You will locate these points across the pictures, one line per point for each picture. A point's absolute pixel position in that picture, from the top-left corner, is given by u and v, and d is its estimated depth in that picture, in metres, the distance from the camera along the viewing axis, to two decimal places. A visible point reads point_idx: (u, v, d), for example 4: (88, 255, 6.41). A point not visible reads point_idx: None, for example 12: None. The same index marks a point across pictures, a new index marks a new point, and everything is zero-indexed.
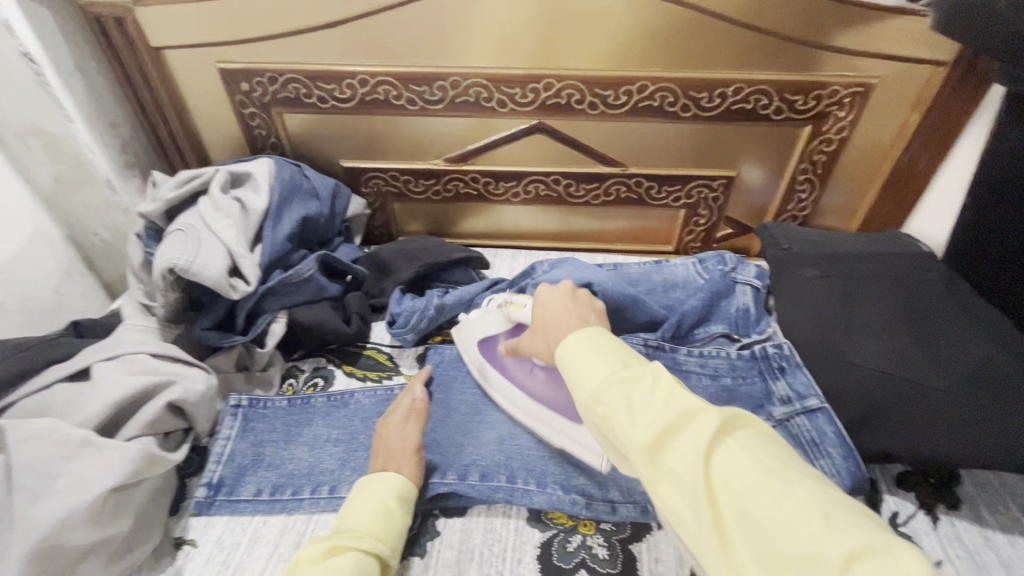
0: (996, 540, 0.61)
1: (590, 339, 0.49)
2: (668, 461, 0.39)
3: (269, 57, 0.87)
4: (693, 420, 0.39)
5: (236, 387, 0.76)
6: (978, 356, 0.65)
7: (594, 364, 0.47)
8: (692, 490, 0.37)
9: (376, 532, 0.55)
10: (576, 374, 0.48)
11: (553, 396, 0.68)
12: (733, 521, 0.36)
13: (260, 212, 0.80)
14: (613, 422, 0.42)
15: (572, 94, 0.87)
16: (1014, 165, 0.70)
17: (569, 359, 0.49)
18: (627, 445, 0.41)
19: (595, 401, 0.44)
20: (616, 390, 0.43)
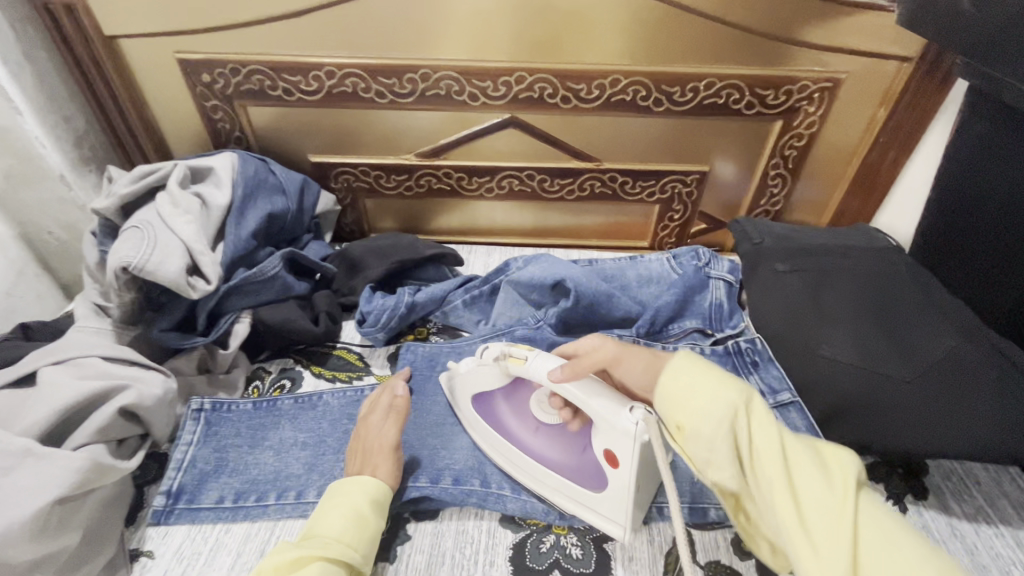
0: (961, 529, 0.62)
1: (704, 362, 0.48)
2: (810, 488, 0.40)
3: (231, 47, 0.84)
4: (828, 457, 0.43)
5: (199, 391, 0.74)
6: (943, 348, 0.66)
7: (723, 386, 0.45)
8: (840, 521, 0.39)
9: (347, 539, 0.53)
10: (695, 394, 0.45)
11: (562, 455, 0.61)
12: (873, 552, 0.38)
13: (221, 208, 0.77)
14: (761, 447, 0.42)
15: (544, 88, 0.86)
16: (976, 159, 0.72)
17: (688, 377, 0.47)
18: (772, 468, 0.41)
19: (736, 411, 0.44)
20: (765, 415, 0.44)
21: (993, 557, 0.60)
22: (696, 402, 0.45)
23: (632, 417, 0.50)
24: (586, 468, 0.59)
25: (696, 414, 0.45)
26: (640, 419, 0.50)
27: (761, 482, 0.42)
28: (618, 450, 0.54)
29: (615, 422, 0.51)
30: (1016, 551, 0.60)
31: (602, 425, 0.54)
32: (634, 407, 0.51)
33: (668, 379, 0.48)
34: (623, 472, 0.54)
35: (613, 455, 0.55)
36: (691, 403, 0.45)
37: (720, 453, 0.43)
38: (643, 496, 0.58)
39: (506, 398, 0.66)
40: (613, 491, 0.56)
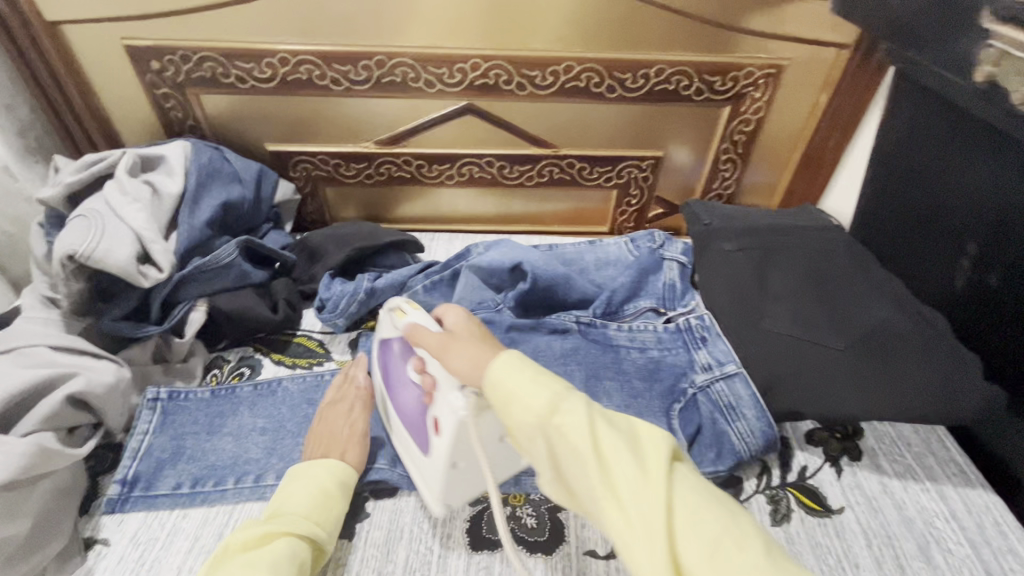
0: (891, 486, 0.67)
1: (521, 359, 0.46)
2: (625, 479, 0.39)
3: (180, 34, 0.83)
4: (644, 444, 0.41)
5: (156, 379, 0.73)
6: (876, 319, 0.70)
7: (537, 385, 0.44)
8: (652, 503, 0.37)
9: (315, 517, 0.55)
10: (512, 393, 0.44)
11: (411, 414, 0.61)
12: (683, 528, 0.37)
13: (173, 197, 0.76)
14: (574, 446, 0.40)
15: (500, 74, 0.87)
16: (903, 140, 0.76)
17: (505, 373, 0.45)
18: (586, 462, 0.40)
19: (543, 423, 0.42)
20: (575, 410, 0.42)
21: (918, 511, 0.64)
22: (512, 401, 0.44)
23: (455, 395, 0.52)
24: (420, 432, 0.59)
25: (518, 415, 0.43)
26: (463, 398, 0.51)
27: (578, 478, 0.41)
28: (442, 421, 0.54)
29: (450, 400, 0.52)
30: (939, 504, 0.65)
31: (439, 395, 0.54)
32: (462, 388, 0.51)
33: (485, 379, 0.46)
34: (439, 441, 0.55)
35: (438, 424, 0.55)
36: (510, 404, 0.44)
37: (540, 452, 0.43)
38: (470, 478, 0.58)
39: (399, 350, 0.63)
40: (432, 460, 0.57)
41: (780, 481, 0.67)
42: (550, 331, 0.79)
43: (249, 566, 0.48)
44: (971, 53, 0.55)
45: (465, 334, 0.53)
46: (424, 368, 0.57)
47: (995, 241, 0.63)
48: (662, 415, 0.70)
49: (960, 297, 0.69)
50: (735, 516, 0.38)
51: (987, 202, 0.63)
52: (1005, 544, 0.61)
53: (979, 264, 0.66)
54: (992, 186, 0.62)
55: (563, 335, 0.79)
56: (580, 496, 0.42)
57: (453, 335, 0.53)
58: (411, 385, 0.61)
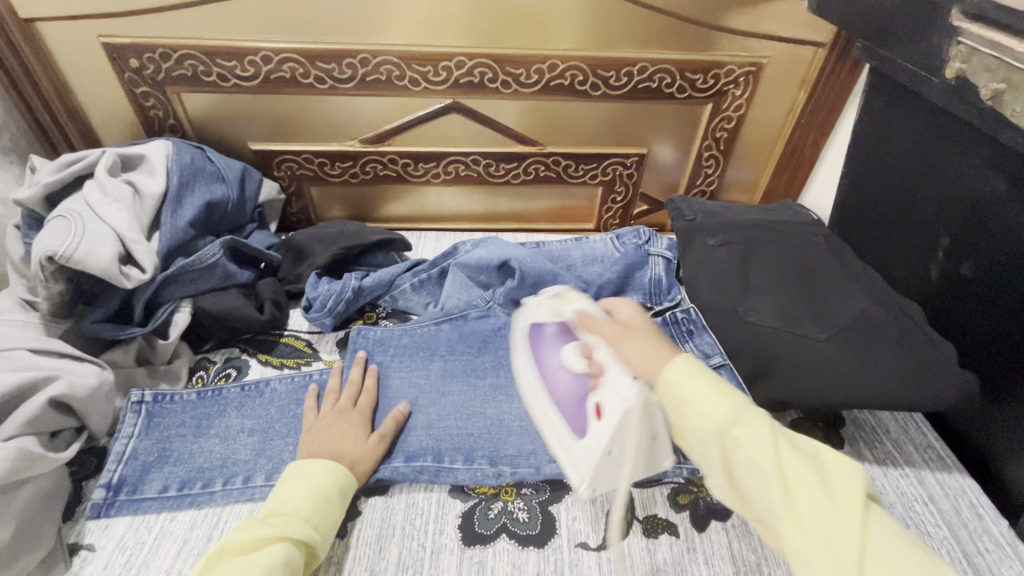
0: (872, 472, 0.69)
1: (698, 366, 0.48)
2: (810, 499, 0.42)
3: (160, 32, 0.82)
4: (832, 474, 0.43)
5: (139, 382, 0.72)
6: (855, 309, 0.72)
7: (716, 397, 0.45)
8: (840, 528, 0.40)
9: (312, 521, 0.54)
10: (691, 399, 0.46)
11: (565, 399, 0.60)
12: (876, 556, 0.39)
13: (155, 197, 0.75)
14: (755, 459, 0.43)
15: (484, 72, 0.87)
16: (878, 136, 0.78)
17: (684, 380, 0.47)
18: (771, 479, 0.42)
19: (720, 437, 0.44)
20: (757, 424, 0.44)
21: (898, 495, 0.66)
22: (689, 409, 0.46)
23: (628, 383, 0.51)
24: (575, 416, 0.58)
25: (691, 422, 0.46)
26: (634, 388, 0.51)
27: (758, 492, 0.43)
28: (604, 406, 0.53)
29: (619, 385, 0.52)
30: (918, 488, 0.67)
31: (606, 382, 0.54)
32: (635, 378, 0.51)
33: (660, 380, 0.48)
34: (599, 427, 0.53)
35: (600, 409, 0.54)
36: (684, 409, 0.46)
37: (714, 460, 0.45)
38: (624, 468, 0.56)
39: (554, 337, 0.64)
40: (587, 442, 0.55)
41: None
42: None
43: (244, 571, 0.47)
44: (943, 50, 0.56)
45: (640, 328, 0.56)
46: (591, 356, 0.58)
47: (967, 232, 0.65)
48: None
49: (934, 287, 0.71)
50: (923, 558, 0.40)
51: (959, 196, 0.65)
52: (980, 525, 0.63)
53: (953, 255, 0.68)
54: (963, 180, 0.65)
55: None
56: (750, 504, 0.45)
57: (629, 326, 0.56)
58: (563, 368, 0.61)
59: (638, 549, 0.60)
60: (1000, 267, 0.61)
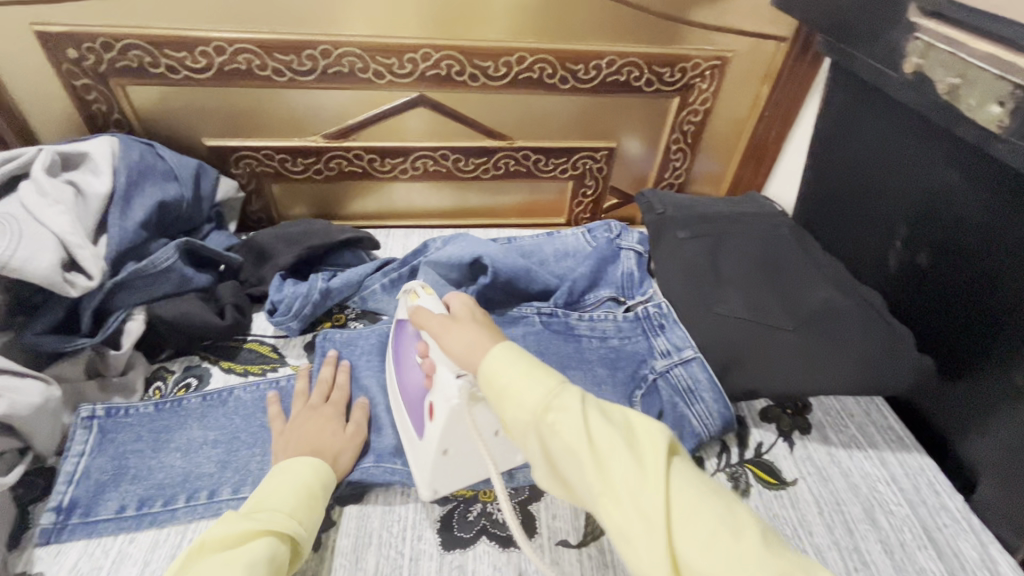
0: (838, 455, 0.71)
1: (519, 351, 0.47)
2: (623, 474, 0.40)
3: (100, 20, 0.76)
4: (641, 437, 0.42)
5: (90, 397, 0.68)
6: (819, 298, 0.74)
7: (529, 382, 0.44)
8: (649, 495, 0.39)
9: (296, 515, 0.52)
10: (509, 391, 0.45)
11: (413, 395, 0.62)
12: (683, 518, 0.38)
13: (101, 198, 0.71)
14: (568, 441, 0.42)
15: (451, 65, 0.85)
16: (838, 129, 0.80)
17: (501, 366, 0.46)
18: (583, 456, 0.41)
19: (534, 421, 0.43)
20: (565, 406, 0.43)
21: (863, 477, 0.68)
22: (505, 398, 0.45)
23: (453, 381, 0.53)
24: (416, 414, 0.61)
25: (512, 409, 0.44)
26: (458, 385, 0.53)
27: (575, 473, 0.42)
28: (436, 407, 0.55)
29: (444, 389, 0.54)
30: (881, 469, 0.69)
31: (435, 379, 0.56)
32: (461, 374, 0.53)
33: (483, 374, 0.47)
34: (431, 426, 0.56)
35: (433, 409, 0.56)
36: (505, 402, 0.45)
37: (534, 449, 0.44)
38: (462, 468, 0.59)
39: (411, 334, 0.65)
40: (425, 442, 0.58)
41: (739, 459, 0.70)
42: (511, 320, 0.82)
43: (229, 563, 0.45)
44: (899, 45, 0.58)
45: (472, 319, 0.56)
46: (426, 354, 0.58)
47: (924, 221, 0.67)
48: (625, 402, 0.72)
49: (893, 275, 0.74)
50: (732, 511, 0.39)
51: (916, 186, 0.68)
52: (939, 501, 0.66)
53: (910, 243, 0.70)
54: (919, 171, 0.67)
55: (525, 325, 0.81)
56: (576, 489, 0.43)
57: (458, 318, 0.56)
58: (415, 368, 0.63)
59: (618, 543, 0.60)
60: (954, 254, 0.64)
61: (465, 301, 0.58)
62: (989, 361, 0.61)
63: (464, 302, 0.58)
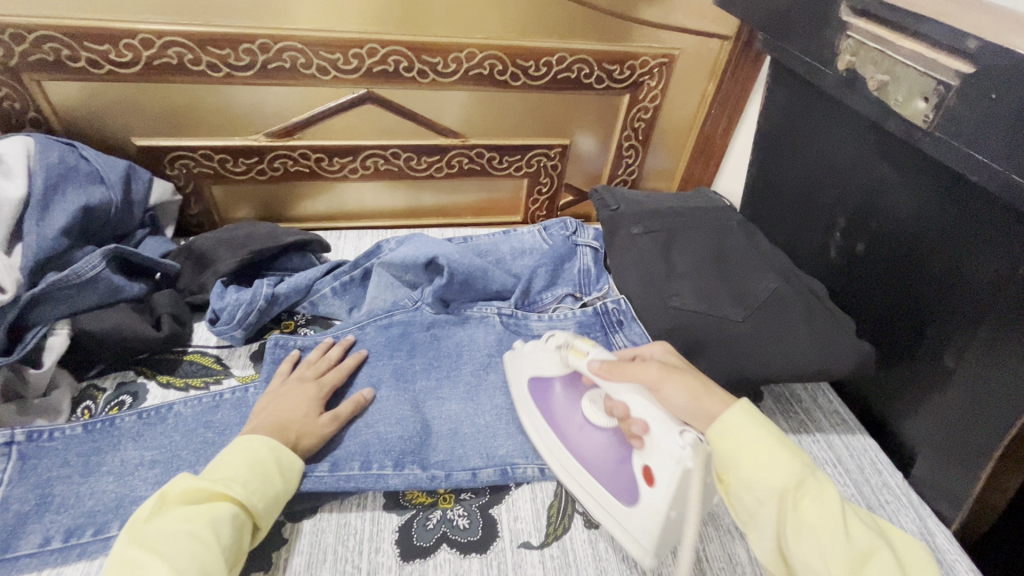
0: (788, 441, 0.73)
1: (771, 425, 0.52)
2: (880, 574, 0.44)
3: (7, 8, 0.70)
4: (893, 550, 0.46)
5: (8, 421, 0.61)
6: (769, 287, 0.76)
7: (786, 456, 0.49)
8: None
9: (253, 487, 0.52)
10: (752, 455, 0.50)
11: (603, 457, 0.59)
12: None
13: (13, 204, 0.65)
14: (817, 524, 0.46)
15: (399, 61, 0.83)
16: (780, 125, 0.83)
17: (748, 432, 0.51)
18: (827, 540, 0.45)
19: (782, 494, 0.48)
20: (822, 488, 0.48)
21: (812, 461, 0.71)
22: (753, 461, 0.49)
23: (679, 439, 0.51)
24: (618, 477, 0.57)
25: (752, 480, 0.49)
26: (688, 446, 0.50)
27: (809, 559, 0.46)
28: (657, 469, 0.52)
29: (672, 448, 0.51)
30: (828, 452, 0.72)
31: (649, 437, 0.53)
32: (684, 431, 0.51)
33: (717, 433, 0.52)
34: (656, 492, 0.52)
35: (651, 472, 0.53)
36: (742, 463, 0.50)
37: (769, 520, 0.48)
38: (681, 529, 0.55)
39: (580, 387, 0.64)
40: (643, 511, 0.53)
41: None
42: (466, 321, 0.80)
43: (188, 535, 0.46)
44: (834, 43, 0.60)
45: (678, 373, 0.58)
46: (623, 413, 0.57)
47: (861, 213, 0.70)
48: None
49: (834, 264, 0.77)
50: None
51: (854, 181, 0.71)
52: (880, 480, 0.69)
53: (848, 234, 0.73)
54: (855, 164, 0.70)
55: (485, 326, 0.80)
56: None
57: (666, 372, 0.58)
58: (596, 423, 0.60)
59: (581, 542, 0.60)
60: (887, 245, 0.67)
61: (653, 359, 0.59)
62: (922, 345, 0.65)
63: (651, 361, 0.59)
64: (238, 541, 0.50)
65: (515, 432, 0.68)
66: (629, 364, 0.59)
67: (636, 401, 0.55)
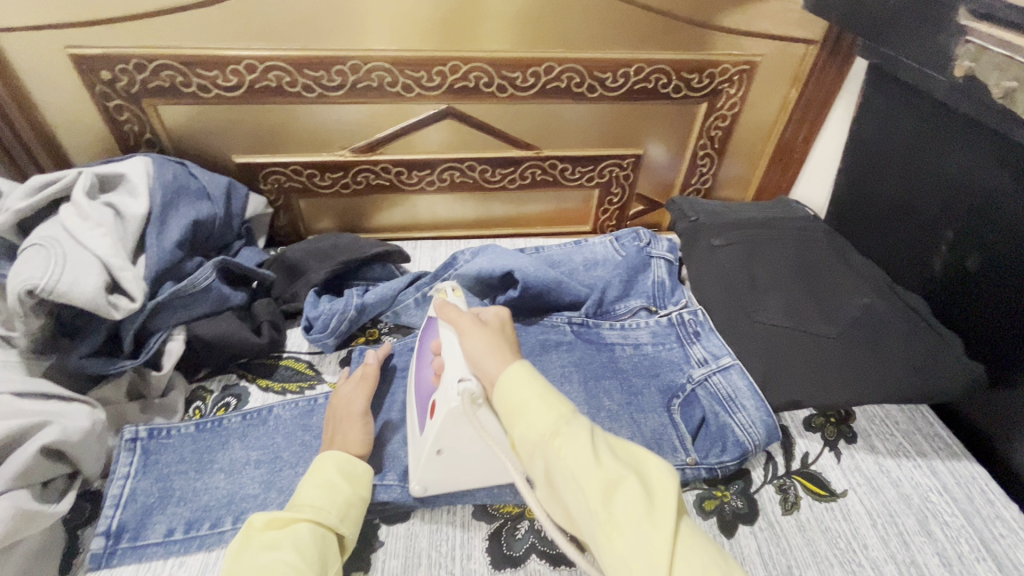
0: (886, 464, 0.69)
1: (533, 371, 0.46)
2: (627, 505, 0.38)
3: (133, 41, 0.76)
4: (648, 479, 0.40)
5: (132, 419, 0.67)
6: (861, 303, 0.74)
7: (543, 404, 0.43)
8: (654, 537, 0.37)
9: (324, 505, 0.53)
10: (521, 408, 0.44)
11: (424, 390, 0.61)
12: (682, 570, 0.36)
13: (139, 219, 0.70)
14: (571, 468, 0.40)
15: (480, 77, 0.85)
16: (875, 134, 0.80)
17: (512, 385, 0.44)
18: (580, 480, 0.39)
19: (541, 442, 0.41)
20: (575, 432, 0.41)
21: (914, 487, 0.67)
22: (518, 415, 0.43)
23: (454, 385, 0.50)
24: (422, 407, 0.60)
25: (521, 431, 0.43)
26: (460, 390, 0.50)
27: (572, 497, 0.40)
28: (438, 404, 0.54)
29: (447, 393, 0.52)
30: (932, 478, 0.68)
31: (443, 375, 0.54)
32: (464, 378, 0.50)
33: (497, 389, 0.46)
34: (430, 424, 0.55)
35: (434, 407, 0.55)
36: (515, 417, 0.44)
37: (536, 465, 0.42)
38: (453, 469, 0.58)
39: (433, 328, 0.64)
40: (423, 442, 0.57)
41: (785, 470, 0.68)
42: (541, 329, 0.81)
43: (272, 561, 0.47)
44: (948, 48, 0.57)
45: (494, 326, 0.53)
46: (440, 350, 0.57)
47: (971, 226, 0.66)
48: (662, 411, 0.71)
49: (938, 280, 0.72)
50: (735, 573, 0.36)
51: (964, 192, 0.67)
52: (992, 511, 0.64)
53: (957, 248, 0.69)
54: (968, 173, 0.66)
55: (556, 334, 0.81)
56: (573, 515, 0.42)
57: (480, 321, 0.53)
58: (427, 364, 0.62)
59: None
60: (1005, 260, 0.63)
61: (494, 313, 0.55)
62: None
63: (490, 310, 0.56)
64: (324, 556, 0.50)
65: None
66: (452, 307, 0.56)
67: (448, 340, 0.55)
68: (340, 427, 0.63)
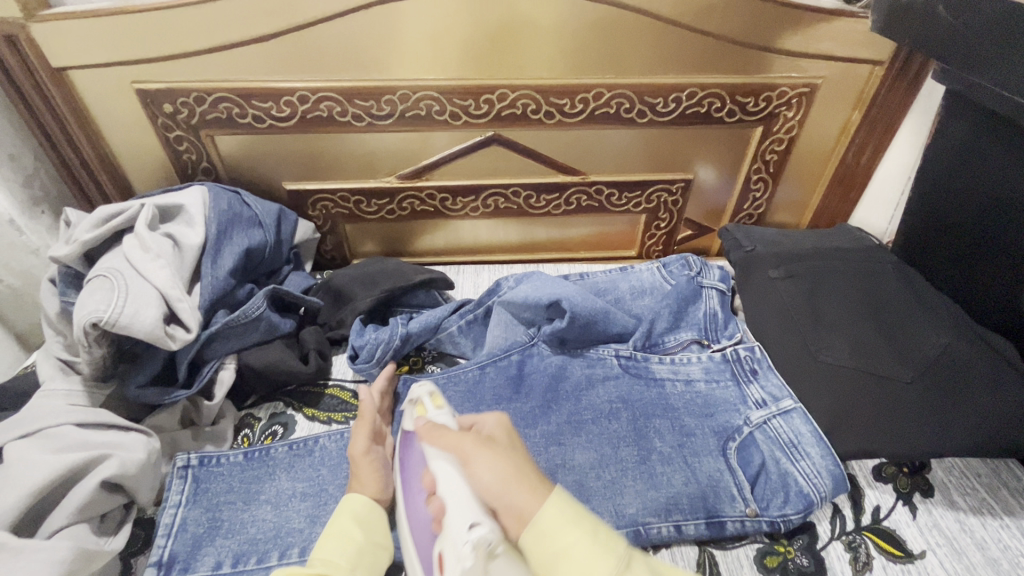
0: (969, 523, 0.63)
1: (574, 504, 0.43)
2: None
3: (194, 75, 0.79)
4: None
5: (184, 447, 0.68)
6: (938, 344, 0.68)
7: (591, 551, 0.40)
8: None
9: (350, 560, 0.53)
10: (567, 551, 0.40)
11: (422, 533, 0.53)
12: None
13: (195, 249, 0.72)
14: None
15: (527, 104, 0.84)
16: (952, 161, 0.75)
17: (553, 527, 0.41)
18: None
19: None
20: None
21: (1003, 551, 0.61)
22: (569, 561, 0.40)
23: (466, 534, 0.43)
24: (426, 561, 0.51)
25: None
26: (473, 540, 0.42)
27: None
28: (445, 561, 0.44)
29: (459, 548, 0.43)
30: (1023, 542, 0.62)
31: (445, 524, 0.46)
32: (475, 523, 0.43)
33: (531, 529, 0.42)
34: None
35: (440, 565, 0.45)
36: (559, 566, 0.40)
37: None
38: None
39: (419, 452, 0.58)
40: None
41: (854, 525, 0.63)
42: (587, 362, 0.79)
43: None
44: None
45: (503, 443, 0.49)
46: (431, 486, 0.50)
47: None
48: (718, 454, 0.67)
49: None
50: None
51: None
52: None
53: None
54: None
55: (603, 368, 0.78)
56: None
57: (485, 441, 0.49)
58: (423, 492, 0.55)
59: None
60: None
61: (491, 424, 0.53)
62: None
63: (489, 424, 0.53)
64: None
65: (643, 491, 0.64)
66: (443, 432, 0.51)
67: (444, 471, 0.48)
68: (352, 472, 0.63)
